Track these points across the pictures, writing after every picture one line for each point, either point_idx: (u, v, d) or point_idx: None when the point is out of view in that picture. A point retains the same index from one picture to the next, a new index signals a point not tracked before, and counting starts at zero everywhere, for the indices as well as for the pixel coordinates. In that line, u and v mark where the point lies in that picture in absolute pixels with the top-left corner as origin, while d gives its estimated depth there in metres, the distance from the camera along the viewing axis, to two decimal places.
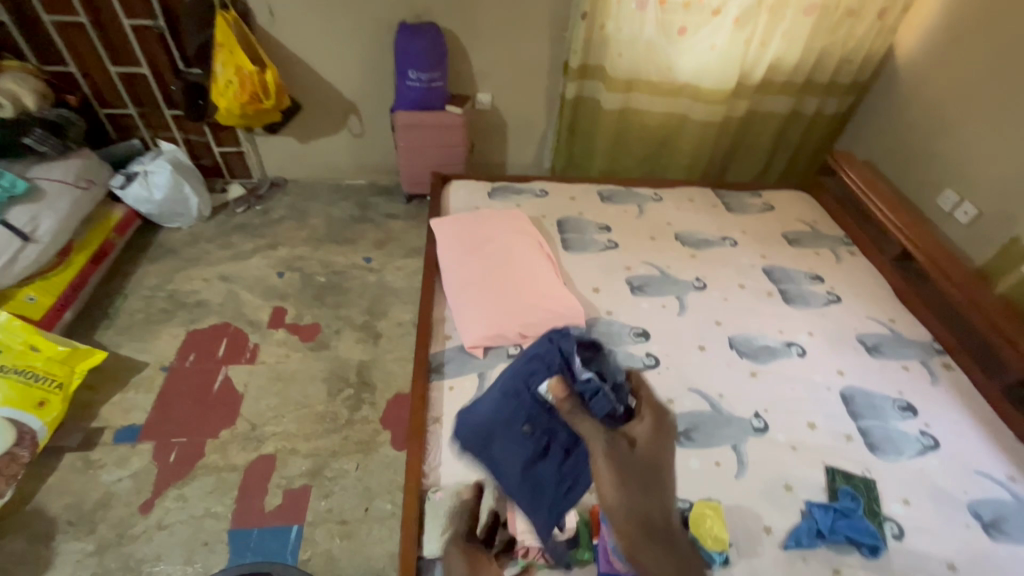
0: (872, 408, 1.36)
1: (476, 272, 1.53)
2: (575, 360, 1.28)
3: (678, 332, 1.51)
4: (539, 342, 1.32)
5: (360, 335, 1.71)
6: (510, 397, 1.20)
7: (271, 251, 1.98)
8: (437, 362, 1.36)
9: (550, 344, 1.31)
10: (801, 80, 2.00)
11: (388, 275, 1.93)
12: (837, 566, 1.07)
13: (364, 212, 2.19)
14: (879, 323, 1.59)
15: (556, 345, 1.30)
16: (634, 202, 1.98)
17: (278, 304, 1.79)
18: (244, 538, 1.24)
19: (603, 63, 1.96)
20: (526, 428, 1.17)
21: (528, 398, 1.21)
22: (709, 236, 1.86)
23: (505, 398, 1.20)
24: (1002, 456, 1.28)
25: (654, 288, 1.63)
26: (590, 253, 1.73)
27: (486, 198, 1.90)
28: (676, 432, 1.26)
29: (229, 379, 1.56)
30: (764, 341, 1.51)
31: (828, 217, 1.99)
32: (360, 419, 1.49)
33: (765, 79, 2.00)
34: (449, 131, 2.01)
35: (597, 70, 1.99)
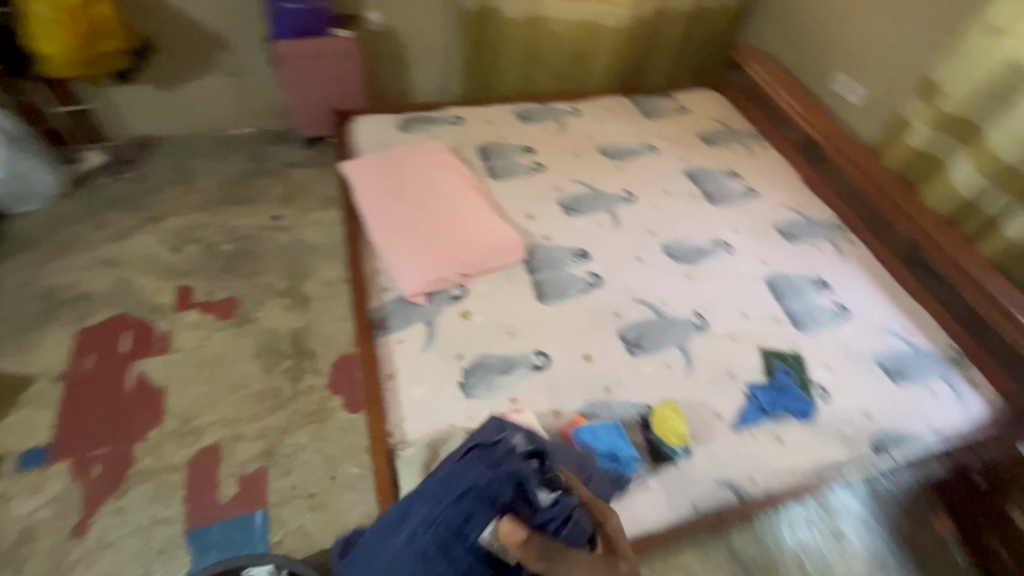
0: (793, 289, 1.48)
1: (402, 217, 1.42)
2: (529, 482, 0.84)
3: (615, 247, 1.52)
4: (473, 466, 0.87)
5: (286, 302, 1.57)
6: (434, 558, 0.79)
7: (157, 225, 1.72)
8: (380, 318, 1.28)
9: (492, 469, 0.86)
10: None
11: (304, 231, 1.75)
12: (779, 434, 1.19)
13: (260, 165, 1.94)
14: (792, 210, 1.69)
15: (501, 470, 0.85)
16: (554, 119, 1.90)
17: (182, 283, 1.58)
18: (205, 535, 1.16)
19: None
20: None
21: (462, 554, 0.79)
22: (631, 146, 1.84)
23: (425, 558, 0.79)
24: (900, 312, 1.45)
25: (587, 206, 1.61)
26: (517, 178, 1.66)
27: (398, 131, 1.74)
28: (627, 343, 1.31)
29: (143, 375, 1.38)
30: (695, 243, 1.56)
31: (738, 113, 2.03)
32: (306, 390, 1.40)
33: None
34: (341, 59, 1.78)
35: None
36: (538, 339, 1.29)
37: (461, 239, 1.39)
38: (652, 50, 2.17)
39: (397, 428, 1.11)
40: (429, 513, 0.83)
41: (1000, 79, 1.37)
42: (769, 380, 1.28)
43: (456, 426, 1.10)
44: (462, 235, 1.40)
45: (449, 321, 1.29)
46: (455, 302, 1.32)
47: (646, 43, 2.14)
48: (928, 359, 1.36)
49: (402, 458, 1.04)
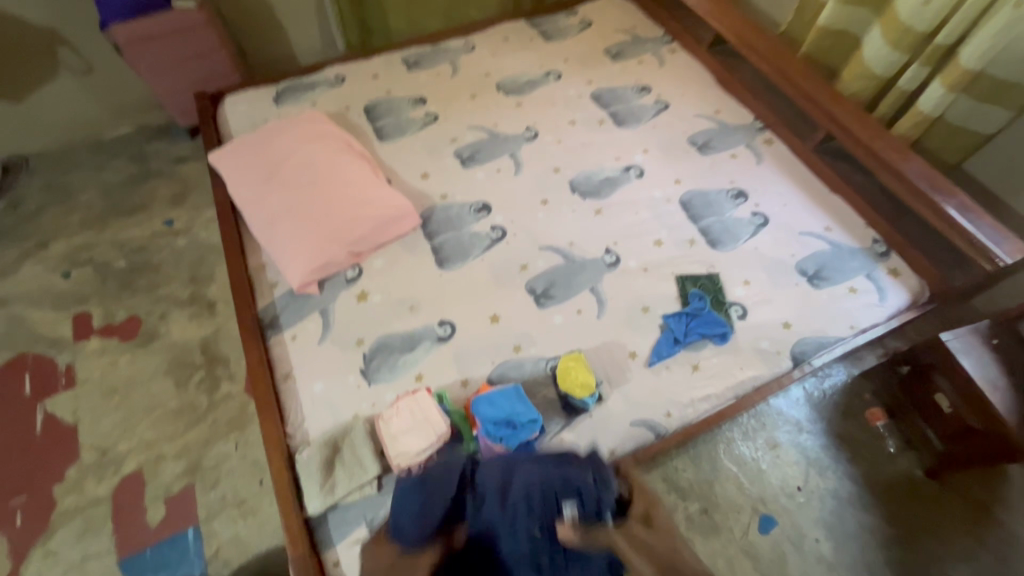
0: (709, 205, 1.40)
1: (278, 200, 1.30)
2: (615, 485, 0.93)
3: (519, 193, 1.42)
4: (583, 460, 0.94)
5: (190, 310, 1.49)
6: (532, 501, 0.85)
7: (43, 252, 1.61)
8: (271, 316, 1.21)
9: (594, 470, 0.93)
10: None
11: (200, 231, 1.64)
12: (696, 362, 1.16)
13: (143, 166, 1.78)
14: (706, 118, 1.58)
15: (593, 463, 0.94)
16: (445, 60, 1.73)
17: (80, 309, 1.49)
18: (138, 561, 1.16)
19: None
20: (536, 532, 0.83)
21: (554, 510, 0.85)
22: (532, 75, 1.69)
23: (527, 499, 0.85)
24: (821, 210, 1.39)
25: (486, 153, 1.50)
26: (407, 135, 1.54)
27: (273, 105, 1.58)
28: (535, 296, 1.25)
29: (52, 414, 1.33)
30: (604, 174, 1.46)
31: (647, 17, 1.86)
32: (223, 398, 1.35)
33: None
34: (194, 33, 1.59)
35: None
36: (441, 308, 1.23)
37: (345, 212, 1.28)
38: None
39: (298, 429, 1.07)
40: (532, 476, 0.87)
41: None
42: (684, 307, 1.23)
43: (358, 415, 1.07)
44: (344, 207, 1.28)
45: (344, 305, 1.22)
46: (350, 285, 1.25)
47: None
48: (849, 255, 1.31)
49: (301, 460, 1.01)
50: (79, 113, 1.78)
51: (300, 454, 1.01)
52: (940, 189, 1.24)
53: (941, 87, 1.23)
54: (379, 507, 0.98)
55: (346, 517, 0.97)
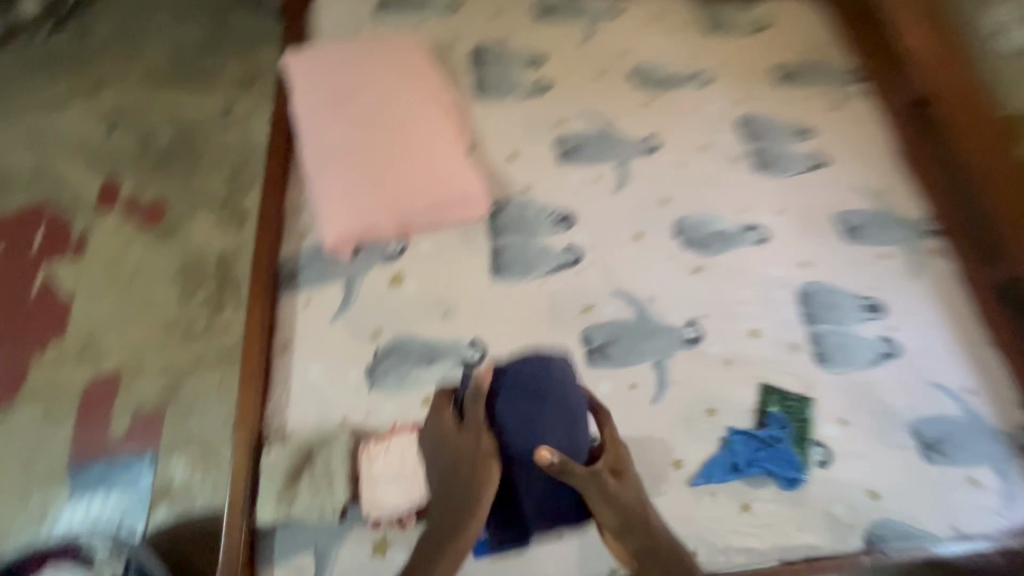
0: (831, 309, 1.13)
1: (341, 137, 1.10)
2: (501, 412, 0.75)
3: (611, 216, 1.17)
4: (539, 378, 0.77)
5: (218, 216, 1.34)
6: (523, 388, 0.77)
7: (94, 97, 1.47)
8: (290, 269, 1.05)
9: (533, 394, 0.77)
10: None
11: (256, 128, 1.46)
12: (748, 500, 0.95)
13: (220, 33, 1.60)
14: (867, 196, 1.26)
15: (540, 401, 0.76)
16: (581, 20, 1.43)
17: (110, 175, 1.37)
18: (87, 472, 1.08)
19: None
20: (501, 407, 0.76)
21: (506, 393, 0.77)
22: (674, 72, 1.38)
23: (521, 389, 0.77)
24: (968, 365, 1.09)
25: (589, 152, 1.24)
26: (509, 100, 1.29)
27: (371, 15, 1.35)
28: (588, 349, 1.04)
29: (52, 281, 1.24)
30: (718, 225, 1.19)
31: (838, 39, 1.48)
32: (222, 327, 1.22)
33: None
34: None
35: None
36: (478, 324, 1.03)
37: (410, 175, 1.08)
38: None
39: (278, 415, 0.93)
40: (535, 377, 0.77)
41: None
42: (758, 429, 1.00)
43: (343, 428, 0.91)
44: (411, 169, 1.08)
45: (372, 286, 1.04)
46: (387, 261, 1.06)
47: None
48: (984, 436, 1.03)
49: (267, 459, 0.87)
50: None
51: (267, 454, 0.87)
52: None
53: None
54: (333, 541, 0.84)
55: (295, 539, 0.84)
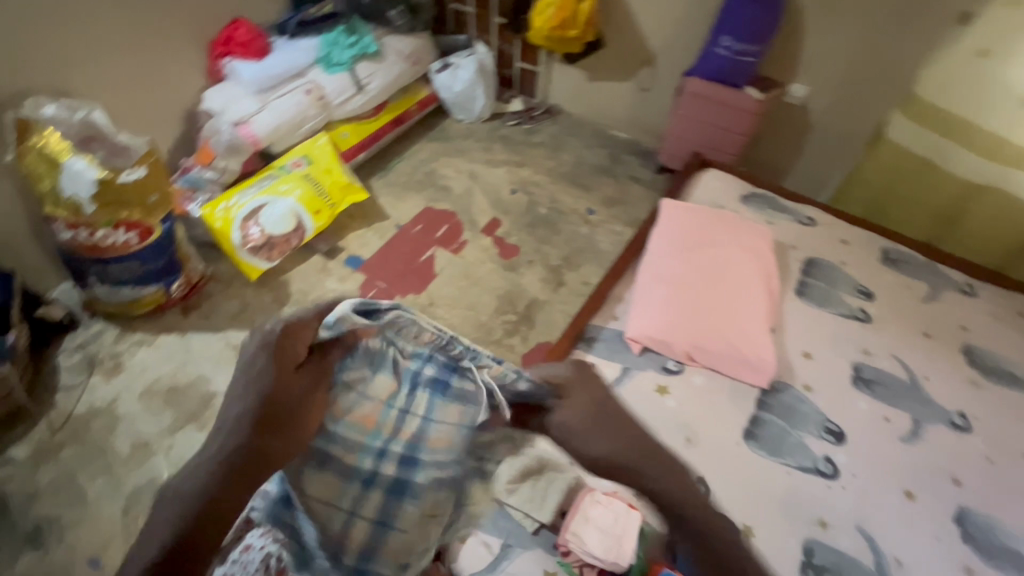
0: None
1: (669, 272, 1.38)
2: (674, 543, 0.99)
3: (888, 459, 1.15)
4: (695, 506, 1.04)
5: (546, 275, 1.75)
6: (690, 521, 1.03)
7: (516, 168, 2.11)
8: (592, 336, 1.33)
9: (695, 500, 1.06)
10: None
11: (600, 233, 1.89)
12: None
13: (613, 164, 2.14)
14: None
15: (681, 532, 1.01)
16: (928, 281, 1.47)
17: (496, 217, 1.93)
18: None
19: (970, 115, 1.47)
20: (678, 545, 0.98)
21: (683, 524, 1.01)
22: (1018, 373, 1.30)
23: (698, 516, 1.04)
24: None
25: (889, 394, 1.25)
26: (825, 310, 1.40)
27: (737, 201, 1.65)
28: (803, 560, 1.02)
29: (434, 257, 1.78)
30: (1014, 544, 1.05)
31: None
32: (507, 345, 1.57)
33: None
34: (735, 112, 1.77)
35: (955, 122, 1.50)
36: (710, 466, 1.12)
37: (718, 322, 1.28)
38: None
39: None
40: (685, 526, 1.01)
41: None
42: None
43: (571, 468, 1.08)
44: (721, 293, 1.34)
45: (644, 384, 1.23)
46: (663, 373, 1.25)
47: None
48: None
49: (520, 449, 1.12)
50: (612, 109, 2.21)
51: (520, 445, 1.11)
52: None
53: None
54: (520, 544, 1.00)
55: (500, 522, 1.02)
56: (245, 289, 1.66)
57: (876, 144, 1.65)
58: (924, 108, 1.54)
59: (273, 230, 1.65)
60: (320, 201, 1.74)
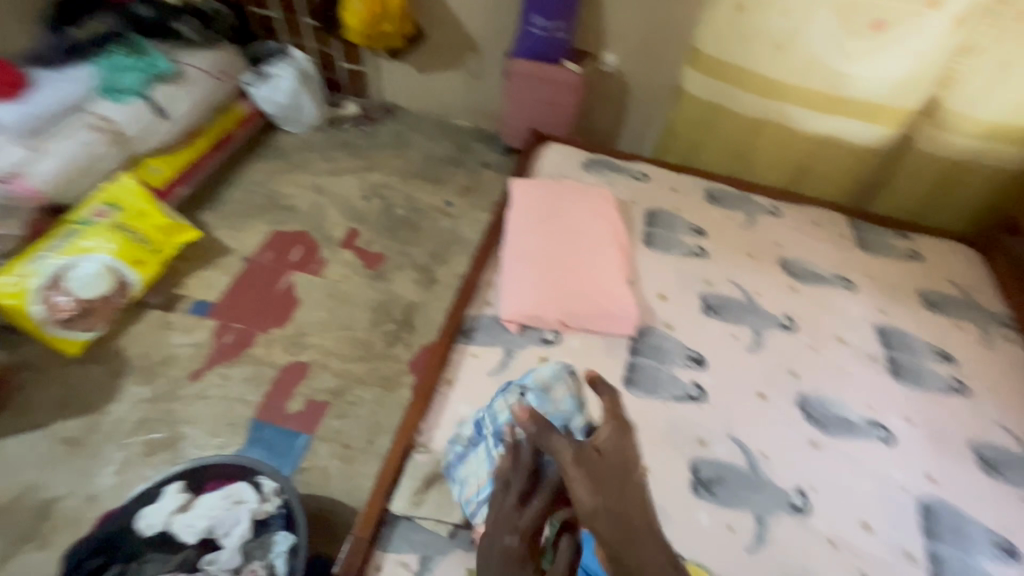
0: (956, 533, 1.11)
1: (529, 248, 1.43)
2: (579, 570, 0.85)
3: (741, 370, 1.32)
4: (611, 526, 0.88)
5: (417, 276, 1.72)
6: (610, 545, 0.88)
7: (364, 174, 2.03)
8: (470, 326, 1.34)
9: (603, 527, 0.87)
10: (991, 132, 1.61)
11: (463, 223, 1.89)
12: None
13: (462, 153, 2.15)
14: (1008, 434, 1.27)
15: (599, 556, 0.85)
16: (744, 210, 1.70)
17: (353, 227, 1.84)
18: (261, 430, 1.35)
19: (744, 63, 1.69)
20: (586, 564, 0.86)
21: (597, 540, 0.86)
22: (821, 271, 1.56)
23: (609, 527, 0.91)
24: None
25: (732, 314, 1.43)
26: (670, 253, 1.55)
27: (579, 168, 1.75)
28: (693, 479, 1.13)
29: (293, 284, 1.66)
30: (843, 412, 1.27)
31: (992, 288, 1.58)
32: (391, 356, 1.52)
33: (943, 115, 1.63)
34: (560, 87, 1.86)
35: (733, 70, 1.72)
36: None
37: (581, 287, 1.36)
38: (894, 173, 1.80)
39: (427, 431, 1.14)
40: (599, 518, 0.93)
41: None
42: None
43: None
44: (580, 258, 1.42)
45: (527, 360, 1.27)
46: (543, 345, 1.30)
47: (895, 157, 1.79)
48: None
49: (414, 459, 1.09)
50: (449, 98, 2.21)
51: (416, 454, 1.09)
52: None
53: None
54: (437, 552, 0.99)
55: (411, 536, 1.01)
56: (66, 370, 1.40)
57: (682, 97, 1.85)
58: (709, 59, 1.74)
59: (86, 294, 1.40)
60: (138, 248, 1.51)
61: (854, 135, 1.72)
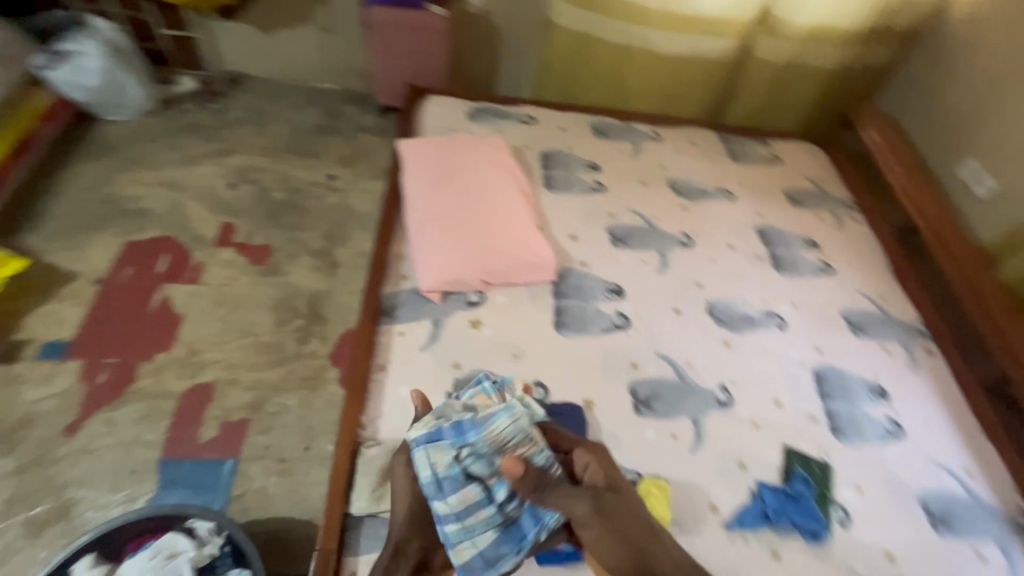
0: (844, 389, 1.31)
1: (434, 212, 1.37)
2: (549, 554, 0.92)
3: (656, 292, 1.40)
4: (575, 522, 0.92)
5: (316, 263, 1.57)
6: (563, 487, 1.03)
7: (223, 158, 1.77)
8: (389, 305, 1.26)
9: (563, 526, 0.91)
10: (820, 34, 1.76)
11: (353, 196, 1.75)
12: (778, 549, 1.07)
13: (333, 119, 1.95)
14: (867, 299, 1.50)
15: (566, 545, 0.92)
16: (630, 140, 1.76)
17: (226, 222, 1.62)
18: (174, 470, 1.19)
19: None
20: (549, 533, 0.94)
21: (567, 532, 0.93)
22: (705, 187, 1.68)
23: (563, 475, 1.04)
24: (965, 451, 1.26)
25: (638, 241, 1.50)
26: (572, 193, 1.57)
27: (466, 119, 1.68)
28: (634, 401, 1.20)
29: (168, 299, 1.44)
30: (744, 310, 1.42)
31: (838, 178, 1.82)
32: (308, 354, 1.40)
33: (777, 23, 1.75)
34: (427, 34, 1.73)
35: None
36: (542, 368, 1.21)
37: (495, 241, 1.33)
38: (740, 79, 1.92)
39: (371, 423, 1.08)
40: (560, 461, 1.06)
41: None
42: (784, 485, 1.14)
43: None
44: (488, 212, 1.38)
45: (457, 326, 1.24)
46: (469, 308, 1.27)
47: (740, 64, 1.90)
48: (986, 515, 1.17)
49: (365, 455, 1.03)
50: (304, 59, 1.98)
51: (367, 450, 1.03)
52: None
53: None
54: None
55: (380, 531, 0.97)
56: None
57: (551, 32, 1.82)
58: None
59: None
60: None
61: (707, 49, 1.81)
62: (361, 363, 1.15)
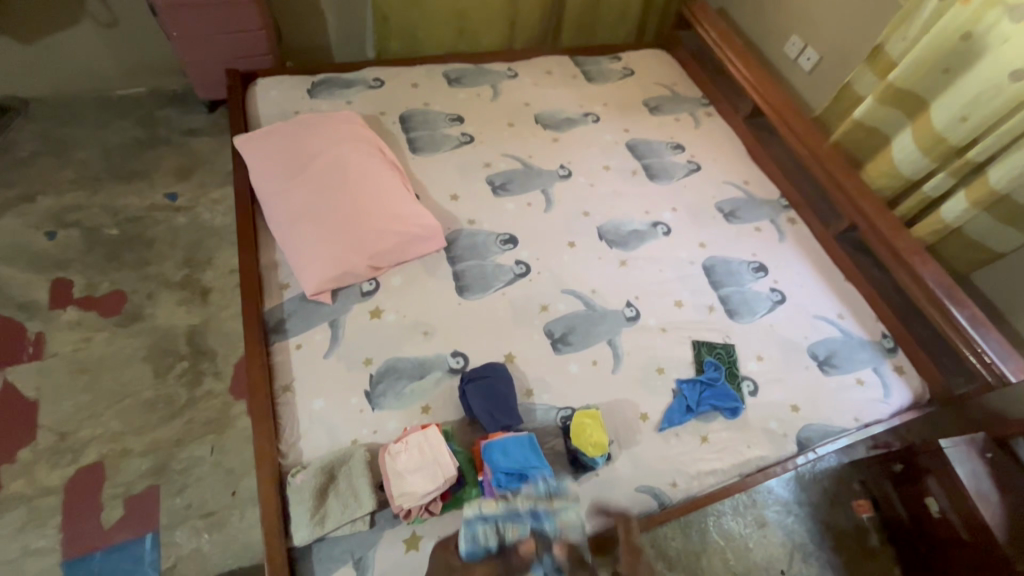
0: (730, 275, 1.42)
1: (297, 208, 1.25)
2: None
3: (548, 230, 1.41)
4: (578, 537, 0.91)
5: (183, 295, 1.40)
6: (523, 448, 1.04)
7: (27, 205, 1.49)
8: (277, 320, 1.16)
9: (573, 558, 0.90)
10: None
11: (204, 211, 1.55)
12: (705, 433, 1.18)
13: (153, 128, 1.69)
14: (734, 187, 1.62)
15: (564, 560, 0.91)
16: (487, 82, 1.70)
17: (57, 278, 1.38)
18: (84, 566, 1.06)
19: None
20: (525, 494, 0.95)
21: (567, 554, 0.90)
22: (571, 114, 1.68)
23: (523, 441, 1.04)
24: (835, 299, 1.44)
25: (519, 184, 1.48)
26: (442, 152, 1.50)
27: (305, 97, 1.52)
28: (551, 341, 1.22)
29: (10, 385, 1.22)
30: (632, 226, 1.47)
31: (688, 78, 1.90)
32: (204, 396, 1.26)
33: None
34: (230, 8, 1.51)
35: None
36: (455, 337, 1.18)
37: (372, 221, 1.24)
38: None
39: (291, 448, 1.02)
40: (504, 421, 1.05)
41: (950, 50, 1.27)
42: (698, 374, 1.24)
43: (356, 446, 1.01)
44: (356, 192, 1.28)
45: (357, 320, 1.17)
46: (365, 298, 1.20)
47: None
48: (860, 345, 1.36)
49: (292, 485, 0.96)
50: (92, 65, 1.66)
51: (292, 478, 0.96)
52: (954, 298, 1.31)
53: (967, 199, 1.33)
54: (367, 546, 0.94)
55: (333, 552, 0.93)
56: None
57: None
58: None
59: None
60: None
61: None
62: (262, 392, 1.06)
